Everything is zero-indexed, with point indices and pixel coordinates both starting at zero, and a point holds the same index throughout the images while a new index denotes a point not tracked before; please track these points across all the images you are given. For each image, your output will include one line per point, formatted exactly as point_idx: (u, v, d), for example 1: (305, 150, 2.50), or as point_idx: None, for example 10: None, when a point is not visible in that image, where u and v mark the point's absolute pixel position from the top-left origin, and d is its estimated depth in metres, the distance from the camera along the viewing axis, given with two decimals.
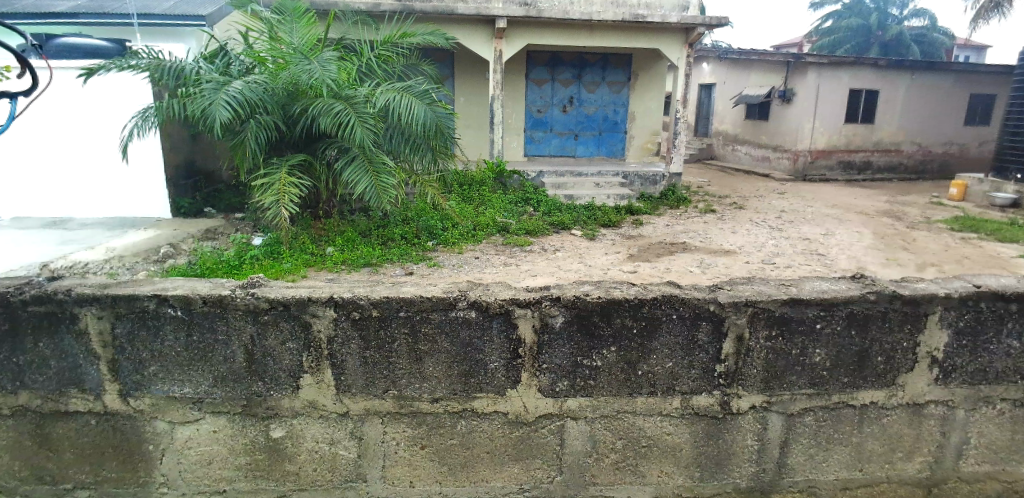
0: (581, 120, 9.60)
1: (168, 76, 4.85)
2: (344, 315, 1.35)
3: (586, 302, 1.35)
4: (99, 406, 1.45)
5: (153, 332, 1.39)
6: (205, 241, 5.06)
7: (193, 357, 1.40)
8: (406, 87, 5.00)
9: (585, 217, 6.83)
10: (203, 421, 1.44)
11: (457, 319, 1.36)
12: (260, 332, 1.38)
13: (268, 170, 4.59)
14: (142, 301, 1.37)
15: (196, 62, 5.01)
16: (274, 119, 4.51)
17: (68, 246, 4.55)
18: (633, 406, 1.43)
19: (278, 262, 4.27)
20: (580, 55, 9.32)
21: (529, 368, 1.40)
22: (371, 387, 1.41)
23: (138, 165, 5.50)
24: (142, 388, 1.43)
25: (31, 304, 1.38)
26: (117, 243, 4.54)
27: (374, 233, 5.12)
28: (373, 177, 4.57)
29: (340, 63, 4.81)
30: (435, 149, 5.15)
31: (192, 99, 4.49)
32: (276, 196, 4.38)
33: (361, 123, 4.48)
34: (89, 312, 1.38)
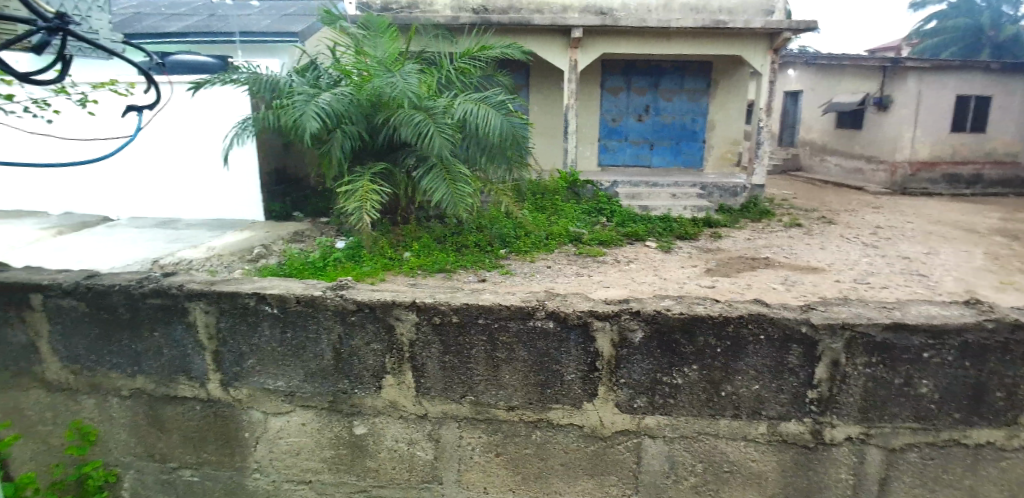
0: (658, 129, 9.41)
1: (266, 89, 5.21)
2: (426, 319, 1.40)
3: (668, 317, 1.32)
4: (203, 393, 1.57)
5: (252, 327, 1.49)
6: (294, 243, 5.37)
7: (286, 353, 1.48)
8: (483, 98, 5.11)
9: (660, 229, 6.66)
10: (293, 414, 1.53)
11: (536, 329, 1.36)
12: (347, 332, 1.44)
13: (352, 178, 4.82)
14: (243, 298, 1.47)
15: (290, 76, 5.33)
16: (358, 128, 4.74)
17: (175, 245, 4.97)
18: (715, 428, 1.37)
19: (358, 265, 4.45)
20: (658, 63, 9.15)
21: (607, 382, 1.37)
22: (449, 391, 1.44)
23: (237, 170, 5.95)
24: (242, 379, 1.53)
25: (149, 296, 1.52)
26: (217, 244, 4.91)
27: (450, 239, 5.23)
28: (451, 185, 4.68)
29: (421, 75, 4.98)
30: (511, 159, 5.22)
31: (285, 110, 4.79)
32: (359, 202, 4.59)
33: (440, 132, 4.61)
34: (199, 306, 1.50)
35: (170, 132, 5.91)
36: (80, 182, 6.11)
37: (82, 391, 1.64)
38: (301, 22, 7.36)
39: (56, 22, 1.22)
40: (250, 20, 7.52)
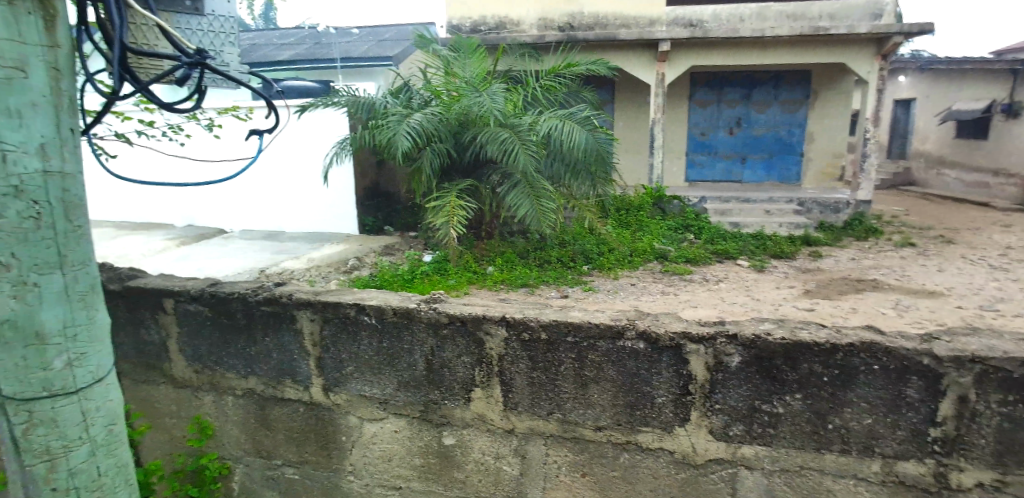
0: (750, 142, 8.99)
1: (363, 111, 5.52)
2: (515, 335, 1.41)
3: (769, 342, 1.25)
4: (306, 396, 1.67)
5: (352, 336, 1.58)
6: (385, 255, 5.58)
7: (382, 362, 1.56)
8: (568, 114, 5.13)
9: (752, 246, 6.32)
10: (387, 420, 1.60)
11: (626, 349, 1.34)
12: (440, 344, 1.49)
13: (439, 193, 4.98)
14: (345, 308, 1.56)
15: (385, 98, 5.61)
16: (446, 146, 4.90)
17: (279, 255, 5.37)
18: (821, 463, 1.28)
19: (444, 278, 4.57)
20: (750, 74, 8.77)
21: (700, 407, 1.32)
22: (537, 407, 1.44)
23: (336, 187, 6.35)
24: (341, 384, 1.62)
25: (263, 304, 1.65)
26: (316, 256, 5.27)
27: (532, 255, 5.25)
28: (535, 202, 4.71)
29: (508, 94, 5.08)
30: (595, 175, 5.19)
31: (380, 130, 5.04)
32: (446, 217, 4.73)
33: (525, 149, 4.66)
34: (305, 315, 1.61)
35: (278, 152, 6.44)
36: (203, 198, 6.86)
37: (203, 388, 1.81)
38: (396, 47, 7.76)
39: (197, 57, 1.28)
40: (350, 47, 8.04)
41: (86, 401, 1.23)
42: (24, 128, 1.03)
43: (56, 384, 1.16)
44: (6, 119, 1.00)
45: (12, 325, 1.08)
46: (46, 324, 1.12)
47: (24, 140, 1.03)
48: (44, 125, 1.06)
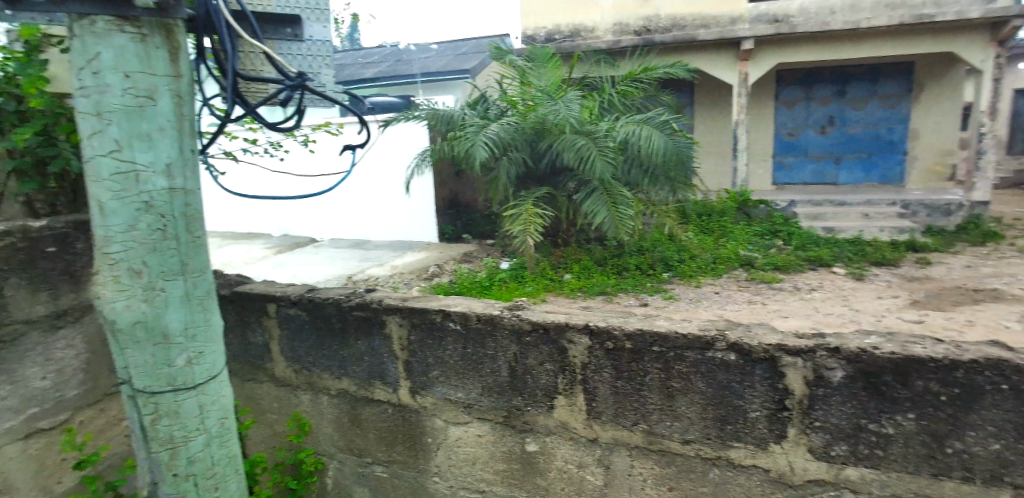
0: (844, 141, 8.39)
1: (442, 123, 5.67)
2: (598, 344, 1.40)
3: (876, 356, 1.16)
4: (395, 398, 1.74)
5: (437, 341, 1.62)
6: (463, 263, 5.64)
7: (466, 367, 1.59)
8: (646, 119, 5.02)
9: (849, 253, 5.88)
10: (471, 424, 1.63)
11: (716, 360, 1.29)
12: (522, 351, 1.51)
13: (516, 201, 5.01)
14: (431, 314, 1.61)
15: (463, 109, 5.72)
16: (522, 155, 4.94)
17: (366, 263, 5.66)
18: (938, 491, 1.17)
19: (521, 286, 4.57)
20: (843, 69, 8.18)
21: (798, 424, 1.25)
22: (621, 417, 1.42)
23: (417, 197, 6.60)
24: (427, 388, 1.67)
25: (354, 309, 1.74)
26: (399, 263, 5.52)
27: (610, 262, 5.14)
28: (612, 209, 4.62)
29: (584, 101, 5.04)
30: (674, 180, 5.06)
31: (458, 141, 5.16)
32: (523, 225, 4.75)
33: (601, 155, 4.59)
34: (393, 320, 1.68)
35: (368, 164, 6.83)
36: (300, 209, 7.41)
37: (301, 387, 1.92)
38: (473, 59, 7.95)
39: (298, 79, 1.38)
40: (429, 61, 8.33)
41: (203, 396, 1.34)
42: (153, 149, 1.14)
43: (178, 380, 1.28)
44: (139, 142, 1.13)
45: (143, 325, 1.21)
46: (171, 326, 1.24)
47: (154, 161, 1.15)
48: (171, 147, 1.17)
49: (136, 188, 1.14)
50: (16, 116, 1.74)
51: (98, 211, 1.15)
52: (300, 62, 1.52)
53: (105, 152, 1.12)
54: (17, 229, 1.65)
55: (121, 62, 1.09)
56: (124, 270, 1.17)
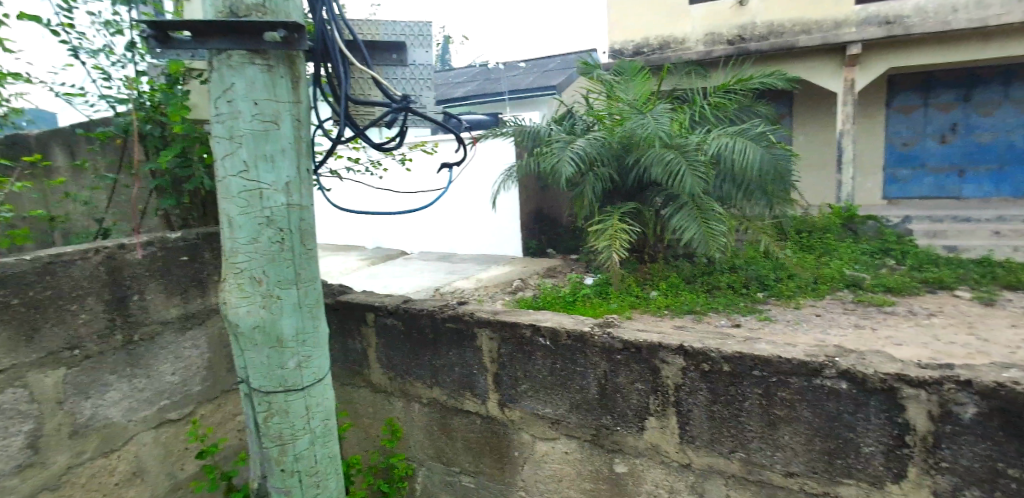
0: (970, 151, 7.52)
1: (529, 139, 5.70)
2: (693, 366, 1.40)
3: (1015, 393, 1.08)
4: (484, 409, 1.78)
5: (527, 355, 1.65)
6: (547, 277, 5.61)
7: (555, 382, 1.62)
8: (740, 131, 4.79)
9: (976, 275, 5.26)
10: (558, 441, 1.65)
11: (824, 388, 1.26)
12: (613, 369, 1.52)
13: (602, 217, 4.77)
14: (522, 328, 1.65)
15: (550, 125, 5.72)
16: (608, 171, 4.75)
17: (453, 275, 5.85)
18: None
19: (605, 302, 4.40)
20: (968, 72, 7.36)
21: (920, 464, 1.19)
22: (717, 443, 1.40)
23: (503, 212, 6.76)
24: (516, 401, 1.70)
25: (448, 320, 1.80)
26: (485, 276, 5.67)
27: (700, 279, 4.74)
28: (703, 225, 4.29)
29: (674, 114, 4.85)
30: (771, 194, 4.77)
31: (544, 157, 5.17)
32: (608, 241, 4.47)
33: (692, 171, 4.29)
34: (484, 333, 1.72)
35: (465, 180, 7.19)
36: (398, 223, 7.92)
37: (395, 394, 2.01)
38: (559, 76, 8.02)
39: (403, 102, 1.46)
40: (516, 80, 8.51)
41: (310, 397, 1.43)
42: (276, 169, 1.25)
43: (288, 381, 1.38)
44: (263, 163, 1.24)
45: (261, 329, 1.31)
46: (285, 331, 1.34)
47: (276, 180, 1.26)
48: (290, 167, 1.27)
49: (260, 204, 1.25)
50: (161, 140, 1.99)
51: (227, 225, 1.28)
52: (405, 85, 1.61)
53: (235, 172, 1.24)
54: (156, 240, 1.86)
55: (251, 92, 1.20)
56: (247, 278, 1.29)
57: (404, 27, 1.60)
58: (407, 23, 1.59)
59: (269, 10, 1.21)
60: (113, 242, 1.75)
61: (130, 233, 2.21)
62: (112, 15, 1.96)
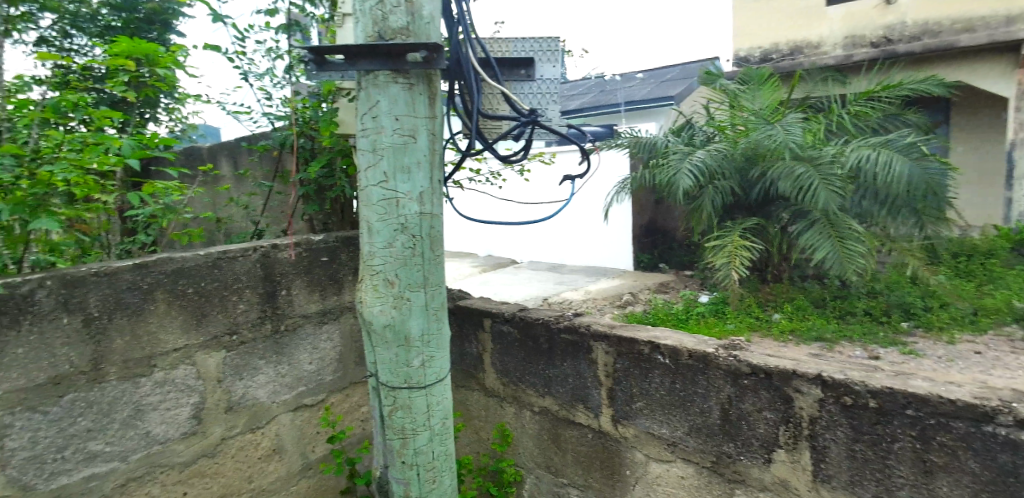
0: None
1: (644, 151, 5.55)
2: (832, 398, 1.32)
3: None
4: (596, 424, 1.79)
5: (644, 372, 1.65)
6: (659, 293, 5.40)
7: (674, 403, 1.59)
8: (884, 141, 3.87)
9: None
10: (673, 464, 1.62)
11: (996, 438, 1.11)
12: (738, 395, 1.47)
13: (719, 233, 3.87)
14: (639, 345, 1.64)
15: (667, 137, 5.54)
16: (731, 184, 3.88)
17: (561, 286, 5.91)
18: None
19: (717, 320, 3.35)
20: None
21: None
22: (857, 485, 1.31)
23: (615, 225, 6.71)
24: (630, 418, 1.70)
25: (564, 332, 1.82)
26: (594, 288, 5.68)
27: (830, 302, 3.50)
28: (839, 244, 3.36)
29: (807, 123, 4.11)
30: (922, 211, 3.71)
31: (661, 170, 5.00)
32: (727, 256, 3.61)
33: (827, 184, 3.44)
34: (601, 347, 1.73)
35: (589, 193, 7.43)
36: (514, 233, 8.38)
37: (507, 400, 2.05)
38: (678, 86, 7.79)
39: (531, 116, 1.50)
40: (633, 91, 8.39)
41: (431, 396, 1.50)
42: (411, 180, 1.34)
43: (413, 378, 1.46)
44: (401, 174, 1.33)
45: (391, 328, 1.40)
46: (412, 331, 1.42)
47: (412, 189, 1.34)
48: (423, 179, 1.35)
49: (396, 212, 1.34)
50: (310, 152, 2.21)
51: (367, 230, 1.38)
52: (532, 99, 1.64)
53: (376, 182, 1.34)
54: (302, 242, 2.05)
55: (393, 108, 1.30)
56: (382, 280, 1.38)
57: (533, 44, 1.65)
58: (536, 40, 1.63)
59: (412, 32, 1.30)
60: (268, 242, 1.95)
61: (280, 234, 2.43)
62: (274, 43, 2.21)
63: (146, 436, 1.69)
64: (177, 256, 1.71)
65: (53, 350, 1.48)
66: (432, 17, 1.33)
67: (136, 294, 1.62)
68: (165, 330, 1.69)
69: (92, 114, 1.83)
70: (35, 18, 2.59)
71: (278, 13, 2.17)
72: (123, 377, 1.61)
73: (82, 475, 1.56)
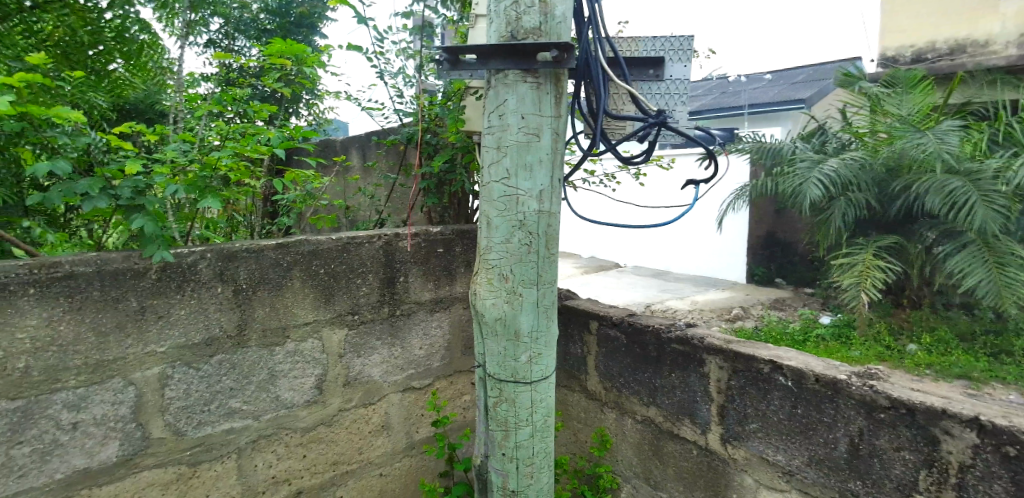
0: None
1: (767, 157, 5.19)
2: (990, 446, 1.20)
3: None
4: (702, 441, 1.73)
5: (761, 393, 1.58)
6: (774, 309, 5.05)
7: (794, 429, 1.52)
8: None
9: None
10: (789, 494, 1.55)
11: None
12: (872, 429, 1.38)
13: (850, 249, 3.49)
14: (758, 363, 1.57)
15: (794, 142, 5.13)
16: (868, 196, 3.48)
17: (666, 294, 5.79)
18: None
19: (840, 346, 3.00)
20: None
21: None
22: None
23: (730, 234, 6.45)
24: (741, 439, 1.63)
25: (674, 341, 1.77)
26: (702, 299, 5.51)
27: (982, 339, 2.92)
28: (997, 271, 2.85)
29: (965, 133, 3.48)
30: None
31: (786, 178, 4.65)
32: (857, 277, 3.23)
33: (987, 201, 2.94)
34: (714, 361, 1.67)
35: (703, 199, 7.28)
36: (619, 236, 8.53)
37: (609, 405, 2.02)
38: (811, 87, 7.20)
39: (659, 117, 1.46)
40: (758, 92, 7.88)
41: (536, 392, 1.52)
42: (532, 178, 1.35)
43: (519, 373, 1.48)
44: (523, 172, 1.35)
45: (502, 322, 1.43)
46: (522, 326, 1.44)
47: (532, 187, 1.36)
48: (544, 177, 1.36)
49: (515, 208, 1.37)
50: (433, 147, 2.32)
51: (485, 225, 1.42)
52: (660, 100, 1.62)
53: (498, 178, 1.37)
54: (421, 233, 2.14)
55: (520, 107, 1.32)
56: (496, 274, 1.41)
57: (665, 42, 1.61)
58: (669, 38, 1.59)
59: (544, 32, 1.31)
60: (391, 231, 2.06)
61: (400, 223, 2.57)
62: (407, 44, 2.33)
63: (277, 400, 1.86)
64: (313, 239, 1.86)
65: (208, 314, 1.68)
66: (564, 17, 1.33)
67: (278, 271, 1.80)
68: (298, 305, 1.85)
69: (251, 107, 2.04)
70: (208, 22, 2.97)
71: (412, 15, 2.29)
72: (262, 343, 1.79)
73: (222, 427, 1.76)
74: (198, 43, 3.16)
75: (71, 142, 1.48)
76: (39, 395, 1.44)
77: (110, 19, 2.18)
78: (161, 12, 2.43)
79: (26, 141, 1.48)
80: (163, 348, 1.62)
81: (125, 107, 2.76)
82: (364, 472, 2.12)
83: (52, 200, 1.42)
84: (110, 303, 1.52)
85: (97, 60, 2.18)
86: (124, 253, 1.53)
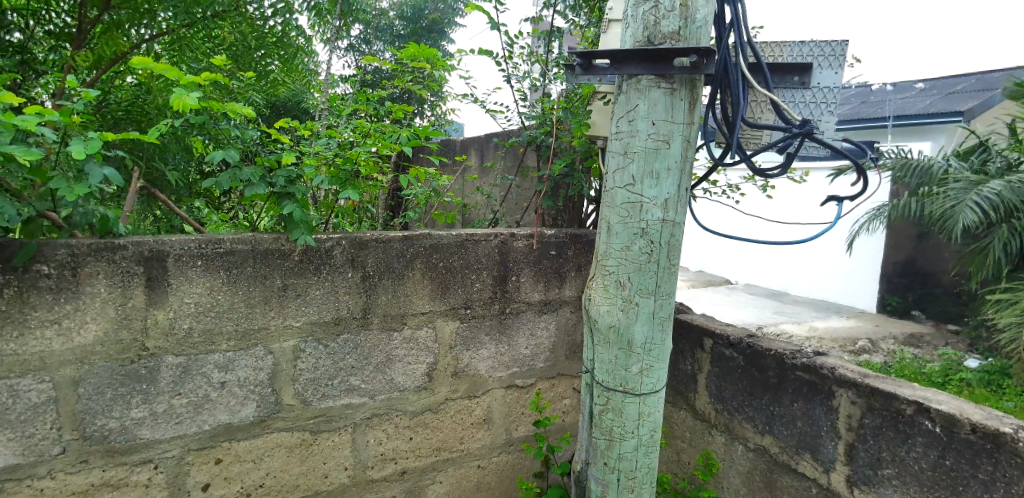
0: None
1: (913, 175, 4.66)
2: None
3: None
4: (825, 479, 1.62)
5: (902, 436, 1.43)
6: (909, 346, 4.55)
7: (938, 482, 1.37)
8: None
9: None
10: None
11: None
12: None
13: None
14: (899, 403, 1.43)
15: (948, 159, 4.58)
16: None
17: (781, 317, 5.47)
18: None
19: None
20: None
21: None
22: None
23: None
24: (873, 484, 1.50)
25: (800, 369, 1.66)
26: (822, 326, 5.11)
27: None
28: None
29: None
30: None
31: (937, 199, 4.18)
32: None
33: None
34: (846, 394, 1.55)
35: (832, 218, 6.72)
36: (733, 250, 8.09)
37: (718, 428, 1.93)
38: (973, 99, 6.41)
39: (804, 127, 1.37)
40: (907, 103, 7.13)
41: (644, 405, 1.48)
42: (659, 185, 1.32)
43: (629, 384, 1.45)
44: (649, 179, 1.32)
45: (615, 330, 1.41)
46: (636, 337, 1.41)
47: (658, 195, 1.33)
48: (671, 186, 1.33)
49: (638, 216, 1.35)
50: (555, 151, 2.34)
51: (605, 231, 1.41)
52: (802, 109, 1.51)
53: (622, 184, 1.36)
54: (537, 234, 2.17)
55: (652, 112, 1.30)
56: (613, 281, 1.40)
57: (813, 48, 1.50)
58: (817, 44, 1.49)
59: (683, 37, 1.28)
60: (507, 230, 2.11)
61: (513, 223, 2.62)
62: (536, 50, 2.37)
63: (391, 383, 1.98)
64: (435, 233, 1.95)
65: (338, 296, 1.82)
66: (706, 21, 1.30)
67: (401, 261, 1.90)
68: (416, 295, 1.95)
69: (387, 108, 2.16)
70: (352, 27, 3.21)
71: (541, 21, 2.33)
72: (382, 327, 1.91)
73: (342, 402, 1.90)
74: (340, 47, 3.44)
75: (240, 134, 1.68)
76: (197, 354, 1.65)
77: (273, 26, 2.38)
78: (316, 20, 2.64)
79: (202, 132, 1.67)
80: (298, 323, 1.78)
81: (276, 104, 3.07)
82: (463, 461, 2.19)
83: (222, 184, 1.60)
84: (260, 279, 1.69)
85: (258, 62, 2.41)
86: (274, 235, 1.70)
